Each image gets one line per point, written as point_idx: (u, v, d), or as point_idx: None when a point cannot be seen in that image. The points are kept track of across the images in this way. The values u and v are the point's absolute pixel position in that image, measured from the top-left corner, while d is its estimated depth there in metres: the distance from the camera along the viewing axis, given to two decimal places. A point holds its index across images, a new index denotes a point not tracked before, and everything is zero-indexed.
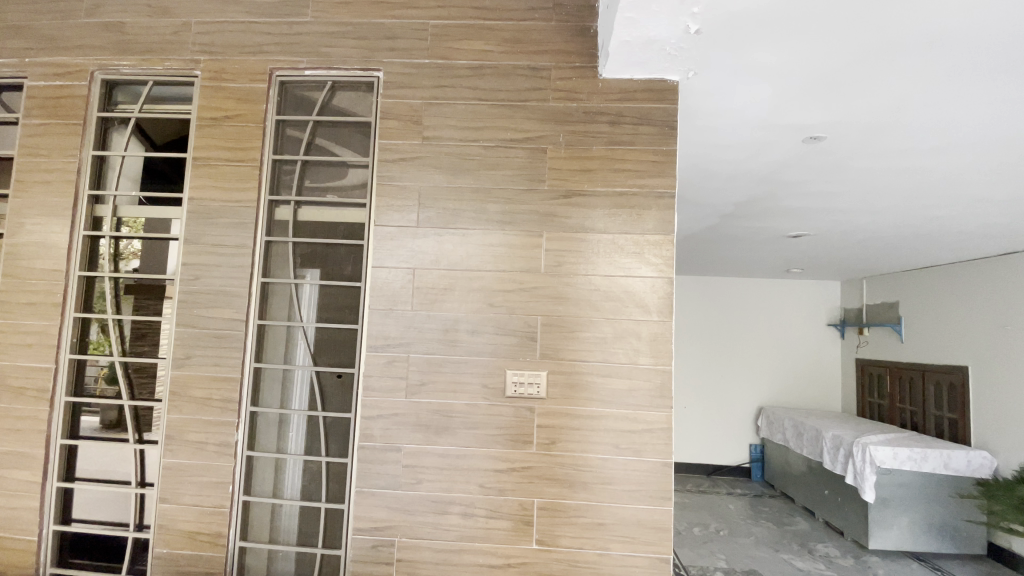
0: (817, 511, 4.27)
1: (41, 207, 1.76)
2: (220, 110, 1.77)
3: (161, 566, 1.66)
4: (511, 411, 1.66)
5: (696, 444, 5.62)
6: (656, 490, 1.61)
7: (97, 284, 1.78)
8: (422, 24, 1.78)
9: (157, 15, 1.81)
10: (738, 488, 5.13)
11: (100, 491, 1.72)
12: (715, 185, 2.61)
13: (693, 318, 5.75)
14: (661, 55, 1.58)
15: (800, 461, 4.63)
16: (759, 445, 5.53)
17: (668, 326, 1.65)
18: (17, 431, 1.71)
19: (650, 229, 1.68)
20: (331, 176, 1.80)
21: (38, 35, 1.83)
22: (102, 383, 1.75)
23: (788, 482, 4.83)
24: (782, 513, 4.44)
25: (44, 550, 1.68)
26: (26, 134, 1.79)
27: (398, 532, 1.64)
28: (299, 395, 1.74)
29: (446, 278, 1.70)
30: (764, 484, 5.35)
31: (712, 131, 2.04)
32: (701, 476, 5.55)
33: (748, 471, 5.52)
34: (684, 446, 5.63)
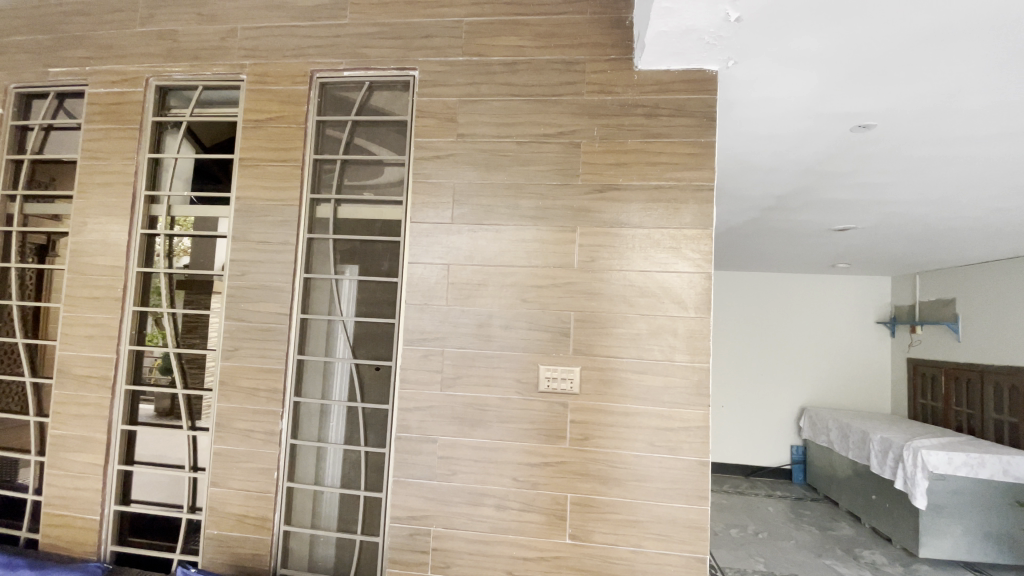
0: (863, 516, 4.11)
1: (101, 208, 1.88)
2: (264, 112, 1.84)
3: (211, 546, 1.75)
4: (544, 406, 1.67)
5: (736, 445, 5.48)
6: (691, 489, 1.59)
7: (153, 280, 1.89)
8: (456, 22, 1.80)
9: (206, 23, 1.89)
10: (777, 493, 4.90)
11: (156, 475, 1.83)
12: (756, 177, 2.53)
13: (733, 314, 5.59)
14: (699, 45, 1.54)
15: (846, 464, 4.45)
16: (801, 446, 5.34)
17: (706, 322, 1.62)
18: (82, 417, 1.83)
19: (688, 223, 1.65)
20: (369, 174, 1.85)
21: (97, 45, 1.93)
22: (157, 372, 1.86)
23: (831, 485, 4.65)
24: (827, 518, 4.28)
25: (106, 528, 1.80)
26: (87, 138, 1.91)
27: (433, 521, 1.68)
28: (339, 387, 1.80)
29: (480, 274, 1.72)
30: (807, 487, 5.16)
31: (753, 120, 1.97)
32: (740, 477, 5.40)
33: (789, 473, 5.34)
34: (723, 447, 5.49)
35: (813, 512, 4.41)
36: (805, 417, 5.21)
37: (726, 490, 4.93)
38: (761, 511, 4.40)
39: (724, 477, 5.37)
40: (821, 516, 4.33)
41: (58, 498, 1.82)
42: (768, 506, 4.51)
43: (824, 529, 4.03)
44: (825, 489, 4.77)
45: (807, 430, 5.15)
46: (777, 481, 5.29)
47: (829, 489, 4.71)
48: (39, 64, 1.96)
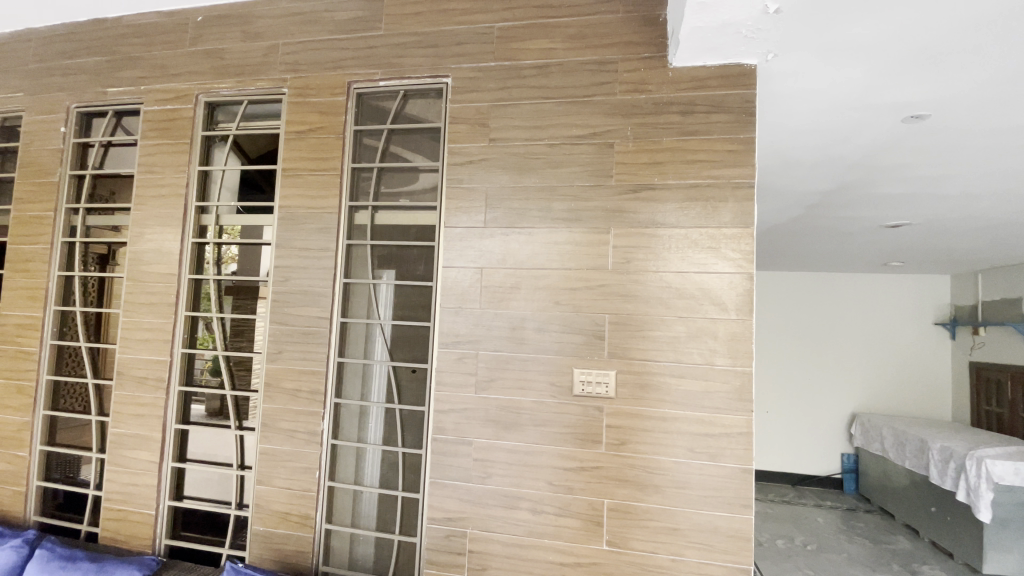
0: (921, 530, 3.86)
1: (156, 219, 1.99)
2: (305, 124, 1.91)
3: (258, 542, 1.82)
4: (579, 410, 1.65)
5: (784, 452, 5.25)
6: (734, 497, 1.54)
7: (204, 286, 1.99)
8: (487, 28, 1.82)
9: (250, 40, 1.99)
10: (827, 503, 4.67)
11: (207, 472, 1.92)
12: (799, 173, 2.43)
13: (781, 317, 5.37)
14: (736, 39, 1.49)
15: (902, 474, 4.19)
16: (853, 455, 5.08)
17: (747, 325, 1.57)
18: (140, 416, 1.93)
19: (727, 222, 1.60)
20: (404, 181, 1.89)
21: (151, 65, 2.06)
22: (208, 374, 1.95)
23: (886, 496, 4.40)
24: (881, 530, 4.05)
25: (160, 522, 1.90)
26: (144, 154, 2.03)
27: (469, 524, 1.69)
28: (377, 388, 1.84)
29: (512, 277, 1.72)
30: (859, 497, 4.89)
31: (795, 113, 1.90)
32: (787, 486, 5.19)
33: (840, 483, 5.09)
34: (769, 454, 5.28)
35: (866, 524, 4.18)
36: (856, 423, 4.95)
37: (773, 499, 4.74)
38: (810, 522, 4.20)
39: (771, 485, 5.16)
40: (875, 528, 4.10)
41: (117, 493, 1.93)
42: (817, 517, 4.31)
43: (878, 542, 3.81)
44: (879, 500, 4.51)
45: (858, 438, 4.89)
46: (827, 491, 5.05)
47: (883, 500, 4.45)
48: (98, 85, 2.10)
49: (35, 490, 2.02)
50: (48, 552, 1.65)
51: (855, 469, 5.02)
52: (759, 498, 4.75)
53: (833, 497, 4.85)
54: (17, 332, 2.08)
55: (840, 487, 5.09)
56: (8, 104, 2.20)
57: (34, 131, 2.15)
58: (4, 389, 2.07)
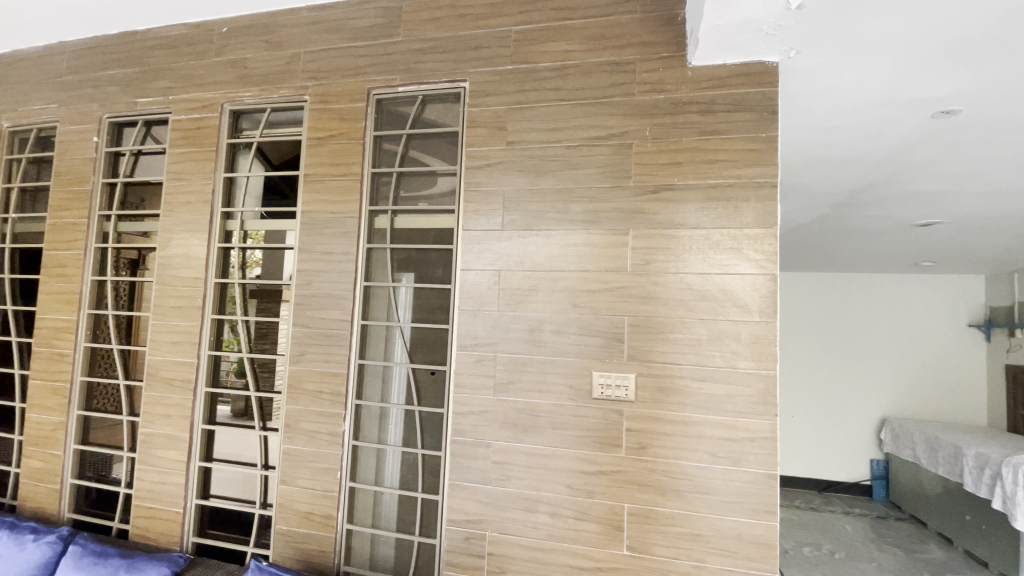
0: (955, 539, 3.72)
1: (184, 224, 2.05)
2: (326, 130, 1.94)
3: (282, 541, 1.85)
4: (598, 413, 1.64)
5: (812, 457, 5.12)
6: (759, 503, 1.51)
7: (229, 290, 2.04)
8: (505, 31, 1.82)
9: (273, 49, 2.03)
10: (856, 510, 4.53)
11: (233, 472, 1.96)
12: (824, 171, 2.37)
13: (808, 319, 5.24)
14: (757, 37, 1.47)
15: (935, 481, 4.05)
16: (883, 461, 4.92)
17: (771, 327, 1.53)
18: (169, 417, 1.99)
19: (749, 222, 1.57)
20: (423, 185, 1.90)
21: (179, 76, 2.12)
22: (233, 375, 2.00)
23: (918, 503, 4.25)
24: (913, 539, 3.92)
25: (188, 521, 1.94)
26: (172, 161, 2.09)
27: (488, 526, 1.69)
28: (397, 390, 1.86)
29: (530, 279, 1.72)
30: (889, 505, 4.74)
31: (819, 111, 1.86)
32: (814, 492, 5.05)
33: (869, 490, 4.94)
34: (796, 460, 5.15)
35: (897, 532, 4.05)
36: (886, 428, 4.80)
37: (799, 506, 4.63)
38: (837, 529, 4.09)
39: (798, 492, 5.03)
40: (906, 537, 3.97)
41: (147, 491, 1.98)
42: (845, 524, 4.19)
43: (910, 551, 3.69)
44: (911, 508, 4.36)
45: (888, 443, 4.74)
46: (856, 498, 4.90)
47: (915, 508, 4.30)
48: (129, 95, 2.17)
49: (69, 487, 2.09)
50: (81, 548, 1.71)
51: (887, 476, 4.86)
52: (784, 505, 4.64)
53: (862, 504, 4.70)
54: (53, 334, 2.16)
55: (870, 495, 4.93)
56: (44, 115, 2.29)
57: (68, 141, 2.24)
58: (40, 390, 2.15)
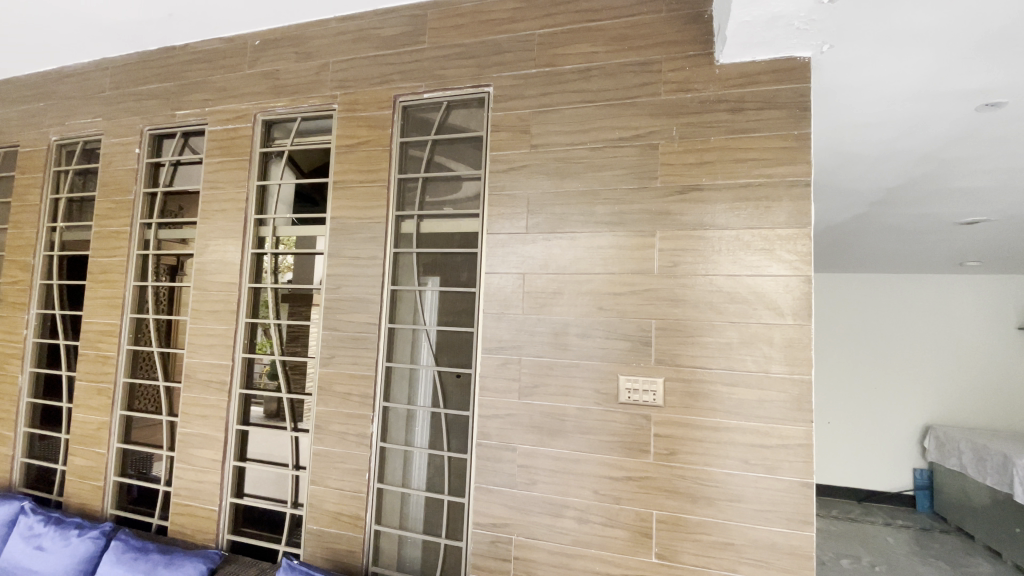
0: (1004, 553, 3.51)
1: (219, 231, 2.12)
2: (354, 137, 1.98)
3: (312, 541, 1.89)
4: (625, 418, 1.62)
5: (852, 466, 4.91)
6: (794, 513, 1.46)
7: (262, 294, 2.10)
8: (528, 35, 1.83)
9: (303, 60, 2.09)
10: (898, 521, 4.33)
11: (266, 471, 2.01)
12: (861, 168, 2.29)
13: (849, 323, 5.04)
14: (788, 32, 1.43)
15: (983, 492, 3.83)
16: (926, 470, 4.68)
17: (805, 330, 1.49)
18: (205, 417, 2.06)
19: (782, 222, 1.52)
20: (448, 190, 1.92)
21: (214, 88, 2.20)
22: (266, 377, 2.06)
23: (965, 515, 4.03)
24: (958, 552, 3.72)
25: (223, 518, 2.00)
26: (208, 171, 2.17)
27: (515, 530, 1.69)
28: (423, 392, 1.88)
29: (555, 282, 1.72)
30: (934, 515, 4.49)
31: (853, 106, 1.80)
32: (852, 502, 4.85)
33: (912, 500, 4.69)
34: (835, 468, 4.95)
35: (942, 545, 3.85)
36: (930, 436, 4.58)
37: (837, 516, 4.45)
38: (877, 541, 3.92)
39: (837, 501, 4.85)
40: (951, 550, 3.77)
41: (185, 489, 2.05)
42: (886, 536, 4.01)
43: (955, 564, 3.50)
44: (957, 520, 4.14)
45: (933, 452, 4.53)
46: (897, 509, 4.68)
47: (961, 520, 4.08)
48: (168, 108, 2.27)
49: (113, 484, 2.18)
50: (123, 543, 1.79)
51: (930, 485, 4.62)
52: (821, 514, 4.47)
53: (903, 515, 4.49)
54: (98, 338, 2.26)
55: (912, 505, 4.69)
56: (90, 128, 2.41)
57: (112, 152, 2.35)
58: (85, 391, 2.25)
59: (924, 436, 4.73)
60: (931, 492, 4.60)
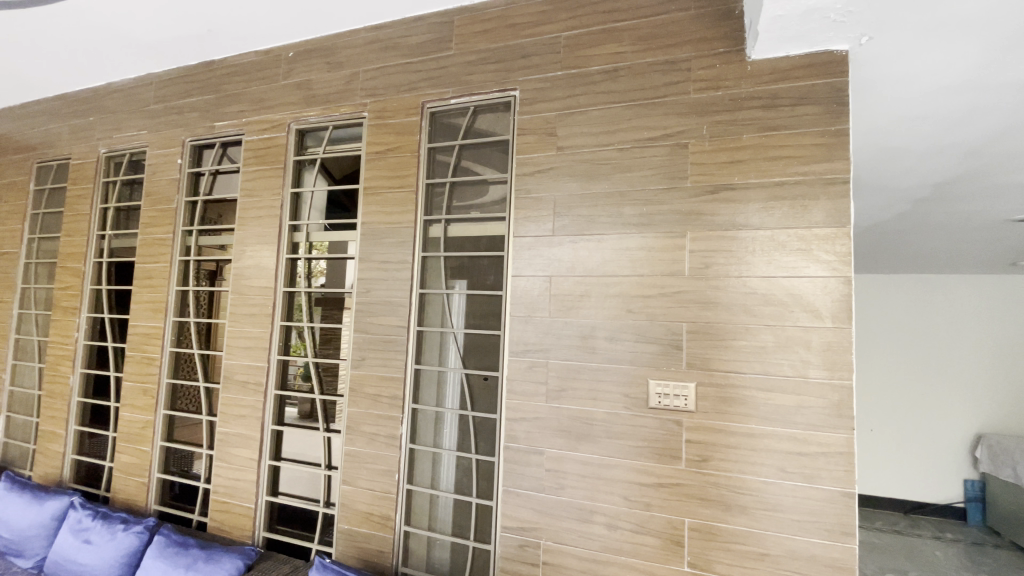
0: None
1: (256, 237, 2.19)
2: (383, 144, 2.02)
3: (344, 540, 1.92)
4: (656, 423, 1.59)
5: (899, 477, 4.67)
6: (834, 524, 1.40)
7: (296, 298, 2.16)
8: (554, 38, 1.82)
9: (335, 70, 2.14)
10: (947, 535, 4.11)
11: (300, 471, 2.06)
12: (903, 164, 2.19)
13: (894, 326, 4.80)
14: (824, 25, 1.38)
15: None
16: (978, 481, 4.45)
17: (845, 333, 1.43)
18: (243, 417, 2.12)
19: (819, 222, 1.47)
20: (475, 194, 1.93)
21: (251, 100, 2.29)
22: (300, 379, 2.11)
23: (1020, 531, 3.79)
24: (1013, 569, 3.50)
25: (259, 516, 2.06)
26: (246, 179, 2.25)
27: (543, 535, 1.68)
28: (451, 395, 1.89)
29: (582, 285, 1.70)
30: (986, 530, 4.28)
31: (892, 100, 1.73)
32: (898, 514, 4.62)
33: (962, 513, 4.47)
34: (880, 478, 4.72)
35: (995, 562, 3.63)
36: (982, 445, 4.34)
37: (881, 527, 4.25)
38: (924, 554, 3.72)
39: (883, 513, 4.63)
40: (1006, 567, 3.55)
41: (224, 486, 2.13)
42: (934, 550, 3.80)
43: None
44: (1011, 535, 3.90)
45: (985, 462, 4.28)
46: (946, 522, 4.44)
47: (1017, 536, 3.84)
48: (208, 120, 2.37)
49: (156, 481, 2.28)
50: (166, 538, 1.86)
51: (982, 498, 4.41)
52: (865, 526, 4.28)
53: (953, 529, 4.26)
54: (143, 340, 2.37)
55: (963, 518, 4.47)
56: (136, 140, 2.54)
57: (156, 163, 2.46)
58: (131, 391, 2.36)
59: (977, 446, 4.48)
60: (984, 506, 4.40)
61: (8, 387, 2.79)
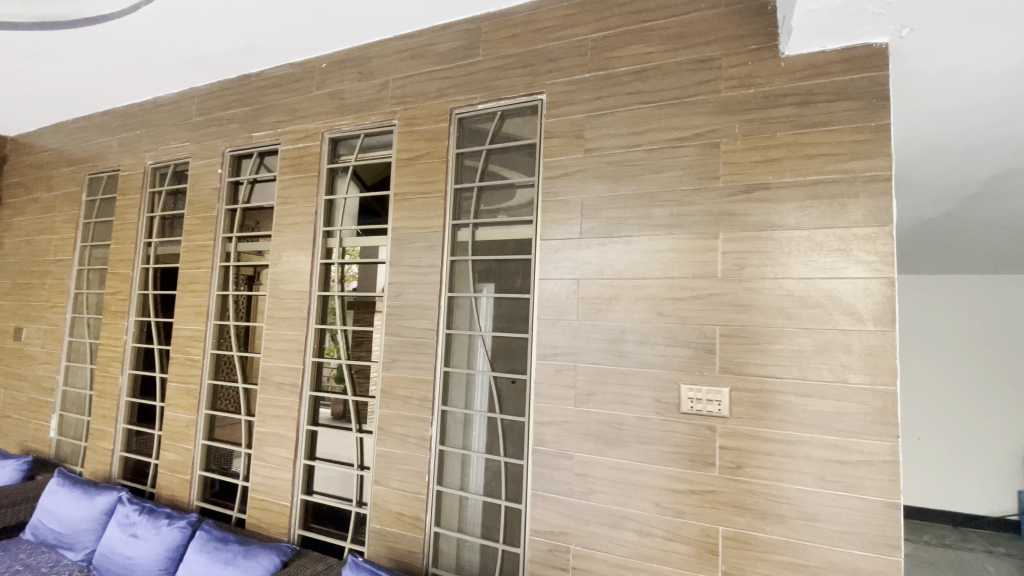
0: None
1: (292, 243, 2.26)
2: (413, 151, 2.06)
3: (377, 540, 1.96)
4: (688, 429, 1.55)
5: (950, 488, 4.43)
6: (877, 536, 1.34)
7: (330, 301, 2.21)
8: (582, 40, 1.82)
9: (366, 79, 2.20)
10: (1001, 550, 3.89)
11: (333, 470, 2.11)
12: (950, 158, 2.09)
13: (944, 329, 4.56)
14: (862, 18, 1.33)
15: None
16: None
17: (888, 337, 1.37)
18: (280, 417, 2.19)
19: (859, 221, 1.42)
20: (503, 198, 1.94)
21: (287, 110, 2.36)
22: (333, 380, 2.16)
23: None
24: None
25: (294, 513, 2.12)
26: (282, 187, 2.32)
27: (573, 539, 1.66)
28: (480, 397, 1.90)
29: (611, 287, 1.69)
30: None
31: (936, 92, 1.66)
32: (949, 527, 4.38)
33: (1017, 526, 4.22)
34: (928, 489, 4.49)
35: None
36: None
37: (930, 540, 4.05)
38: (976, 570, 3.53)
39: (933, 526, 4.40)
40: None
41: (262, 484, 2.19)
42: (987, 566, 3.60)
43: None
44: None
45: None
46: (1001, 537, 4.20)
47: None
48: (246, 131, 2.46)
49: (198, 478, 2.37)
50: (207, 533, 1.93)
51: None
52: (912, 538, 4.08)
53: (1008, 544, 4.03)
54: (187, 343, 2.48)
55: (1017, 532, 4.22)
56: (179, 152, 2.66)
57: (198, 174, 2.57)
58: (176, 392, 2.47)
59: None
60: None
61: (63, 387, 2.95)
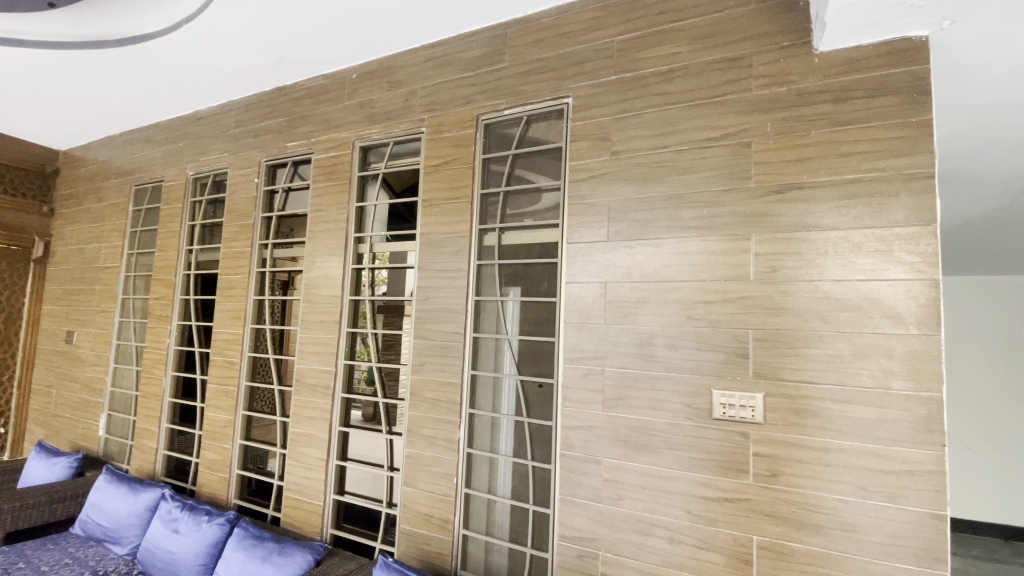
0: None
1: (325, 249, 2.32)
2: (441, 157, 2.09)
3: (407, 541, 1.98)
4: (720, 435, 1.52)
5: (1006, 501, 4.18)
6: (922, 549, 1.28)
7: (360, 305, 2.26)
8: (608, 43, 1.81)
9: (395, 88, 2.24)
10: None
11: (365, 472, 2.15)
12: (1000, 153, 1.99)
13: (998, 333, 4.32)
14: (899, 11, 1.29)
15: None
16: None
17: (932, 341, 1.31)
18: (314, 419, 2.24)
19: (899, 220, 1.36)
20: (529, 201, 1.95)
21: (320, 120, 2.43)
22: (364, 383, 2.20)
23: None
24: None
25: (326, 513, 2.17)
26: (315, 195, 2.39)
27: (602, 545, 1.65)
28: (507, 400, 1.90)
29: (639, 291, 1.67)
30: None
31: (982, 84, 1.59)
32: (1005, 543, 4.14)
33: None
34: (982, 502, 4.24)
35: None
36: None
37: (984, 555, 3.83)
38: None
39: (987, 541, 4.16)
40: None
41: (296, 484, 2.25)
42: None
43: None
44: None
45: None
46: None
47: None
48: (280, 141, 2.54)
49: (236, 477, 2.45)
50: (244, 530, 1.99)
51: None
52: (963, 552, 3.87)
53: None
54: (226, 346, 2.57)
55: None
56: (218, 162, 2.77)
57: (235, 183, 2.67)
58: (215, 393, 2.56)
59: None
60: None
61: (111, 388, 3.09)
